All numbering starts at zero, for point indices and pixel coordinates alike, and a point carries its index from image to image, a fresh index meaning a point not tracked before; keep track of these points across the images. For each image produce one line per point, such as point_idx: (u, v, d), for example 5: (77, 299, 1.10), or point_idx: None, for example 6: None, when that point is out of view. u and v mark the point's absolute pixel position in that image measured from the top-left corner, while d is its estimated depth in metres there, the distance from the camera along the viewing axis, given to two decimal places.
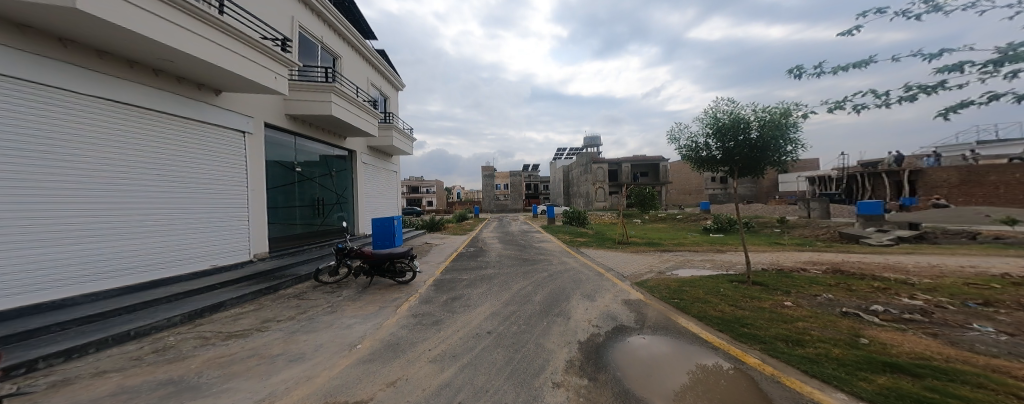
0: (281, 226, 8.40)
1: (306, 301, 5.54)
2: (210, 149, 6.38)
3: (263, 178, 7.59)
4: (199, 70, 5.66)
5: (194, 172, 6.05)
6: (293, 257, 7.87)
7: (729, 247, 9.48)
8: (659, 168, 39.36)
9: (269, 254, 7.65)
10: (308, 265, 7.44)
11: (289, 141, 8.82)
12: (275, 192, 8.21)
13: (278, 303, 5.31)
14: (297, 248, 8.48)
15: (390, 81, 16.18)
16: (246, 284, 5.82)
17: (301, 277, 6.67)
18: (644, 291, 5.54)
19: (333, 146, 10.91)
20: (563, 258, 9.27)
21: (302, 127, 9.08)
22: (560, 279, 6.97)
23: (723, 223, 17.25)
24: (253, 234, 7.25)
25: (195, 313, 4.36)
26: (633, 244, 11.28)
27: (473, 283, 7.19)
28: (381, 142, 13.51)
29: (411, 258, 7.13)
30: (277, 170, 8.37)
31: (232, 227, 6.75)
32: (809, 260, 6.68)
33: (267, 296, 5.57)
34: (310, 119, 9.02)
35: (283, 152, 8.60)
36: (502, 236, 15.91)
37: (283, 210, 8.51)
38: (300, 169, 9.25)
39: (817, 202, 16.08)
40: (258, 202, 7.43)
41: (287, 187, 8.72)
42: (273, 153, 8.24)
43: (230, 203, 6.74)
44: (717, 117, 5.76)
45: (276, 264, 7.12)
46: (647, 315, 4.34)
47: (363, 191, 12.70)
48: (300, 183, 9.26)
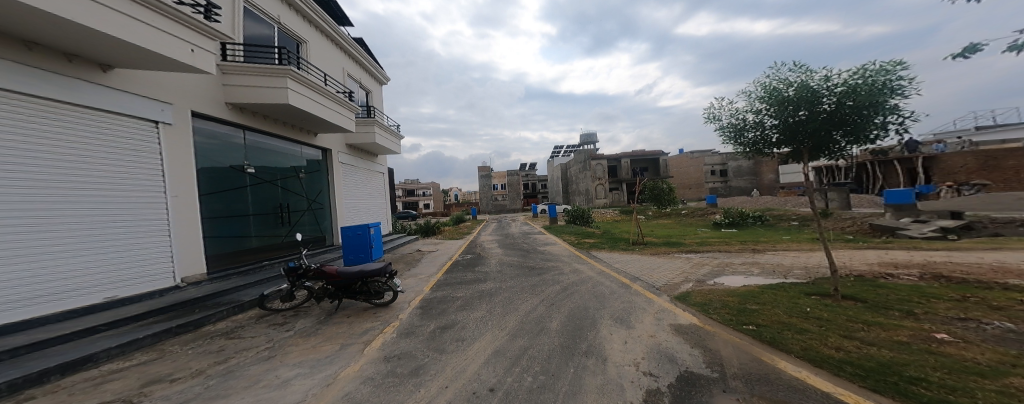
0: (231, 241, 6.89)
1: (234, 342, 4.07)
2: (94, 144, 4.70)
3: (194, 181, 6.01)
4: (67, 34, 4.00)
5: (63, 175, 4.33)
6: (242, 278, 6.34)
7: (766, 246, 8.22)
8: (658, 163, 38.61)
9: (209, 277, 6.12)
10: (258, 289, 5.94)
11: (236, 138, 7.31)
12: (219, 199, 6.67)
13: (191, 348, 3.85)
14: (251, 268, 6.96)
15: (372, 74, 14.84)
16: (152, 322, 4.31)
17: (241, 306, 5.17)
18: (693, 310, 4.24)
19: (299, 143, 9.40)
20: (574, 266, 7.90)
21: (251, 119, 7.56)
22: (580, 294, 5.58)
23: (735, 217, 16.18)
24: (182, 251, 5.72)
25: (26, 381, 2.85)
26: (651, 244, 10.02)
27: (469, 303, 5.78)
28: (360, 140, 12.03)
29: (390, 276, 5.66)
30: (222, 172, 6.83)
31: (145, 244, 5.19)
32: (888, 262, 5.42)
33: (172, 340, 4.07)
34: (261, 109, 7.52)
35: (229, 150, 7.05)
36: (501, 239, 14.49)
37: (233, 221, 6.97)
38: (255, 170, 7.71)
39: (835, 192, 15.06)
40: (186, 212, 5.84)
41: (237, 193, 7.18)
42: (216, 149, 6.71)
43: (142, 213, 5.18)
44: (776, 87, 4.47)
45: (212, 289, 5.58)
46: (721, 354, 3.00)
47: (340, 195, 11.17)
48: (255, 188, 7.73)
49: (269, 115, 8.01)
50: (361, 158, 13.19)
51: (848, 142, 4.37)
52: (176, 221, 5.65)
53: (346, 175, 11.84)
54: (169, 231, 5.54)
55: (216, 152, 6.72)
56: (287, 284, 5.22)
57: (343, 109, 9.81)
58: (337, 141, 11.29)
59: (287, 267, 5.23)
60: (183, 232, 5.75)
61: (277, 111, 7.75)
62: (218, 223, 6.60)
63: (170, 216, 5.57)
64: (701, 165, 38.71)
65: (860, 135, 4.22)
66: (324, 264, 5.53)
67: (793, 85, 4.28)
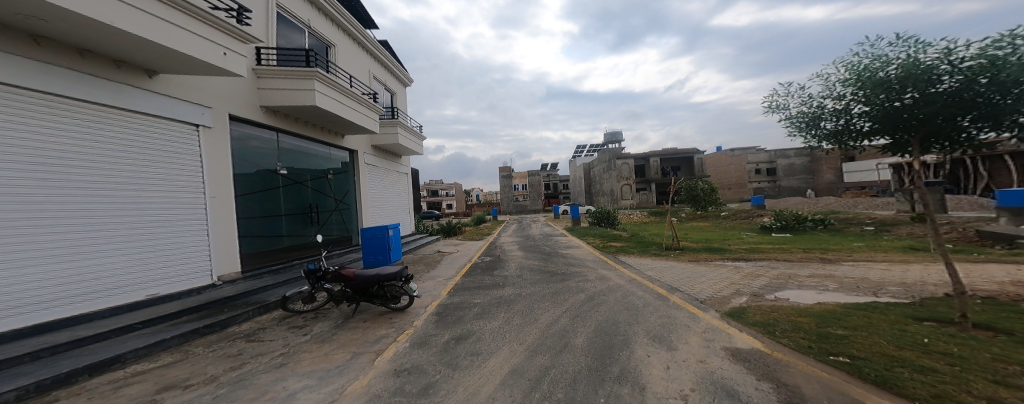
0: (263, 240, 7.09)
1: (253, 345, 3.96)
2: (140, 145, 4.90)
3: (229, 181, 6.22)
4: (116, 42, 4.19)
5: (115, 176, 4.55)
6: (270, 277, 6.47)
7: (834, 255, 6.96)
8: (695, 162, 36.05)
9: (243, 275, 6.30)
10: (283, 289, 5.97)
11: (270, 140, 7.55)
12: (252, 200, 6.88)
13: (212, 350, 3.79)
14: (280, 267, 7.10)
15: (396, 75, 15.13)
16: (183, 321, 4.37)
17: (264, 306, 5.16)
18: (745, 327, 3.50)
19: (328, 144, 9.65)
20: (600, 272, 7.21)
21: (284, 122, 7.80)
22: (607, 305, 4.93)
23: (789, 220, 14.27)
24: (219, 250, 5.92)
25: (54, 382, 2.83)
26: (688, 250, 8.94)
27: (488, 311, 5.36)
28: (386, 140, 12.22)
29: (408, 279, 5.42)
30: (256, 173, 7.07)
31: (185, 244, 5.37)
32: (1021, 281, 4.22)
33: (198, 340, 4.05)
34: (293, 112, 7.75)
35: (263, 152, 7.29)
36: (523, 241, 14.02)
37: (265, 221, 7.18)
38: (285, 171, 7.95)
39: (923, 192, 12.72)
40: (223, 212, 6.06)
41: (270, 194, 7.40)
42: (251, 152, 6.96)
43: (183, 213, 5.37)
44: (870, 67, 3.58)
45: (243, 288, 5.68)
46: (797, 387, 2.29)
47: (366, 195, 11.37)
48: (286, 189, 7.97)
49: (300, 118, 8.24)
50: (385, 159, 13.37)
51: (979, 130, 3.35)
52: (213, 220, 5.85)
53: (370, 176, 11.95)
54: (207, 230, 5.74)
55: (251, 154, 6.95)
56: (307, 286, 5.12)
57: (368, 111, 9.99)
58: (364, 143, 11.54)
59: (307, 270, 5.11)
60: (220, 231, 5.96)
61: (307, 113, 7.97)
62: (252, 224, 6.81)
63: (208, 216, 5.77)
64: (742, 163, 35.03)
65: (998, 122, 3.20)
66: (342, 266, 5.39)
67: (894, 63, 3.42)
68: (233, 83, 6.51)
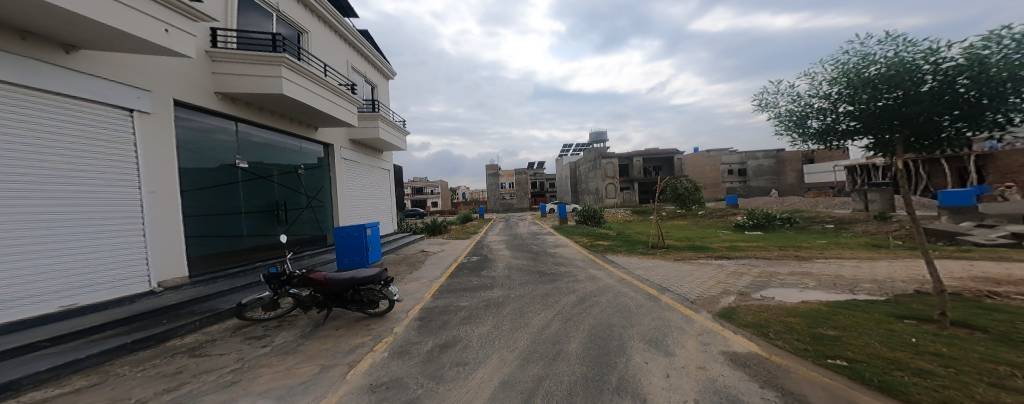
0: (216, 241, 6.37)
1: (197, 361, 3.44)
2: (60, 133, 4.16)
3: (175, 174, 5.48)
4: (27, 11, 3.47)
5: (24, 170, 3.81)
6: (226, 282, 5.79)
7: (809, 252, 7.27)
8: (675, 162, 37.30)
9: (192, 280, 5.57)
10: (240, 296, 5.37)
11: (226, 130, 6.80)
12: (204, 195, 6.14)
13: (147, 369, 3.24)
14: (239, 270, 6.40)
15: (378, 68, 14.38)
16: (111, 334, 3.74)
17: (215, 316, 4.58)
18: (740, 330, 3.48)
19: (298, 137, 8.93)
20: (590, 272, 7.11)
21: (245, 111, 7.08)
22: (602, 309, 4.81)
23: (761, 219, 15.01)
24: (159, 253, 5.18)
25: None
26: (673, 248, 9.14)
27: (475, 316, 5.08)
28: (364, 134, 11.52)
29: (387, 283, 5.01)
30: (207, 166, 6.32)
31: (118, 244, 4.66)
32: (983, 278, 4.50)
33: (122, 359, 3.42)
34: (255, 100, 7.04)
35: (216, 143, 6.54)
36: (510, 240, 13.77)
37: (217, 219, 6.45)
38: (245, 164, 7.21)
39: (877, 193, 13.74)
40: (166, 209, 5.32)
41: (224, 189, 6.65)
42: (202, 142, 6.21)
43: (114, 211, 4.64)
44: (857, 65, 3.73)
45: (190, 294, 5.04)
46: (800, 392, 2.22)
47: (343, 192, 10.67)
48: (246, 184, 7.23)
49: (264, 107, 7.50)
50: (365, 154, 12.66)
51: (962, 132, 3.47)
52: (151, 219, 5.12)
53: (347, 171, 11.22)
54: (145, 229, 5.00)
55: (201, 145, 6.19)
56: (269, 292, 4.59)
57: (346, 102, 9.35)
58: (341, 136, 10.83)
59: (268, 273, 4.57)
60: (162, 231, 5.24)
61: (272, 102, 7.27)
62: (203, 222, 6.08)
63: (146, 213, 5.04)
64: (717, 163, 36.67)
65: (978, 121, 3.32)
66: (311, 269, 4.89)
67: (879, 62, 3.57)
68: (179, 65, 5.73)
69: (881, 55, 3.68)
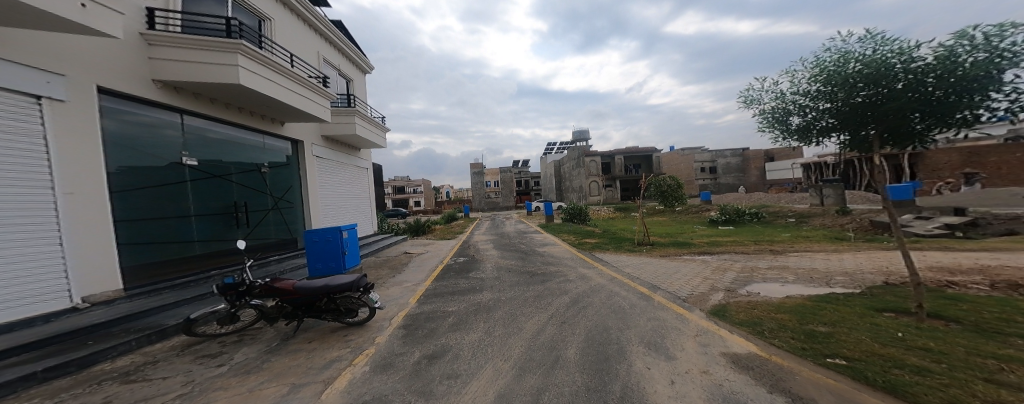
0: (159, 247, 5.64)
1: (131, 388, 2.89)
2: None
3: (99, 174, 4.76)
4: None
5: None
6: (170, 294, 5.13)
7: (784, 246, 7.64)
8: (652, 160, 38.65)
9: (127, 292, 4.91)
10: (187, 310, 4.75)
11: (171, 123, 6.07)
12: (141, 197, 5.42)
13: (66, 399, 2.65)
14: (187, 280, 5.74)
15: (354, 61, 13.63)
16: (20, 360, 3.08)
17: (157, 334, 3.97)
18: (736, 329, 3.53)
19: (259, 132, 8.16)
20: (579, 271, 7.05)
21: (193, 102, 6.33)
22: (597, 313, 4.72)
23: (732, 214, 15.82)
24: (81, 264, 4.47)
25: None
26: (658, 245, 9.38)
27: (464, 323, 4.82)
28: (338, 130, 10.80)
29: (366, 290, 4.63)
30: (146, 164, 5.58)
31: (28, 253, 3.96)
32: (941, 268, 4.86)
33: (30, 391, 2.77)
34: (205, 90, 6.31)
35: (157, 138, 5.79)
36: (495, 239, 13.51)
37: (160, 223, 5.70)
38: (195, 162, 6.44)
39: (831, 189, 14.79)
40: (89, 212, 4.62)
41: (168, 189, 5.90)
42: (137, 136, 5.44)
43: (19, 216, 3.90)
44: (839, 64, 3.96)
45: (122, 311, 4.36)
46: (805, 396, 2.23)
47: (315, 192, 9.96)
48: (197, 184, 6.47)
49: (216, 98, 6.73)
50: (341, 151, 11.92)
51: (931, 129, 3.60)
52: (70, 225, 4.39)
53: (320, 169, 10.49)
54: (62, 238, 4.30)
55: (138, 140, 5.46)
56: (225, 304, 4.05)
57: (315, 95, 8.64)
58: (311, 132, 10.10)
59: (224, 284, 3.99)
60: (83, 240, 4.53)
61: (225, 92, 6.53)
62: (142, 226, 5.35)
63: (62, 220, 4.31)
64: (690, 161, 38.32)
65: (944, 118, 3.43)
66: (275, 277, 4.40)
67: (856, 61, 3.80)
68: (103, 46, 4.92)
69: (859, 53, 3.89)
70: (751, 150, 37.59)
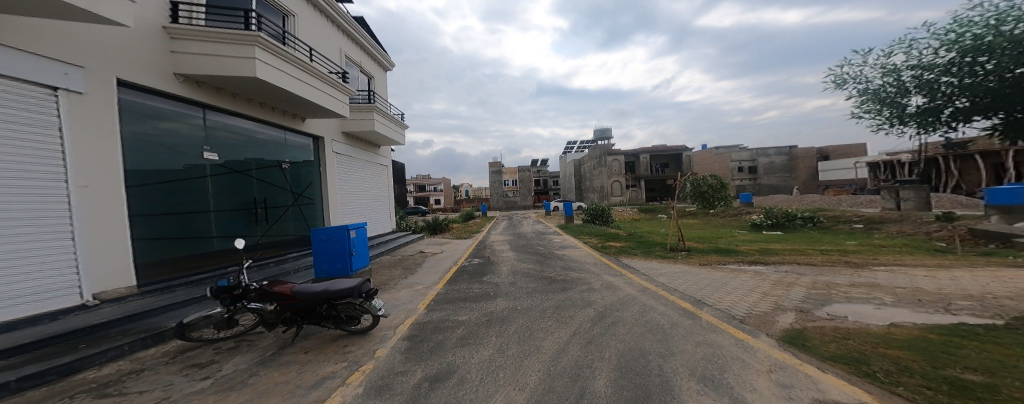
0: (176, 243, 5.51)
1: None
2: None
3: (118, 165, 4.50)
4: None
5: None
6: (180, 292, 4.87)
7: (858, 257, 6.37)
8: (683, 159, 36.36)
9: (141, 290, 4.67)
10: (193, 311, 4.52)
11: (193, 117, 5.90)
12: (158, 191, 5.23)
13: None
14: (201, 277, 5.55)
15: (376, 58, 13.63)
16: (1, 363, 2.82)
17: (153, 336, 3.73)
18: (825, 365, 2.65)
19: (279, 127, 8.06)
20: (605, 279, 6.23)
21: (215, 97, 6.16)
22: (631, 334, 3.92)
23: (780, 218, 14.09)
24: (94, 260, 4.19)
25: None
26: (695, 250, 8.31)
27: (475, 338, 4.23)
28: (358, 126, 10.71)
29: (369, 296, 4.17)
30: (166, 158, 5.41)
31: (38, 247, 3.69)
32: None
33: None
34: (227, 84, 6.10)
35: (176, 131, 5.60)
36: (514, 240, 12.92)
37: (178, 217, 5.59)
38: (213, 156, 6.30)
39: (910, 191, 12.70)
40: (106, 205, 4.36)
41: (186, 184, 5.75)
42: (157, 128, 5.28)
43: (31, 210, 3.63)
44: None
45: (132, 309, 4.13)
46: None
47: (334, 189, 9.87)
48: (216, 179, 6.36)
49: (238, 92, 6.57)
50: (361, 148, 11.85)
51: None
52: (83, 220, 4.10)
53: (339, 166, 10.42)
54: (73, 234, 4.01)
55: (158, 133, 5.27)
56: (221, 308, 3.70)
57: (335, 91, 8.53)
58: (332, 128, 10.07)
59: (217, 287, 3.64)
60: (98, 236, 4.25)
61: (247, 88, 6.37)
62: (160, 221, 5.24)
63: (75, 216, 4.02)
64: (726, 160, 35.46)
65: None
66: (273, 279, 4.02)
67: None
68: (125, 38, 4.67)
69: None
70: (801, 148, 34.10)
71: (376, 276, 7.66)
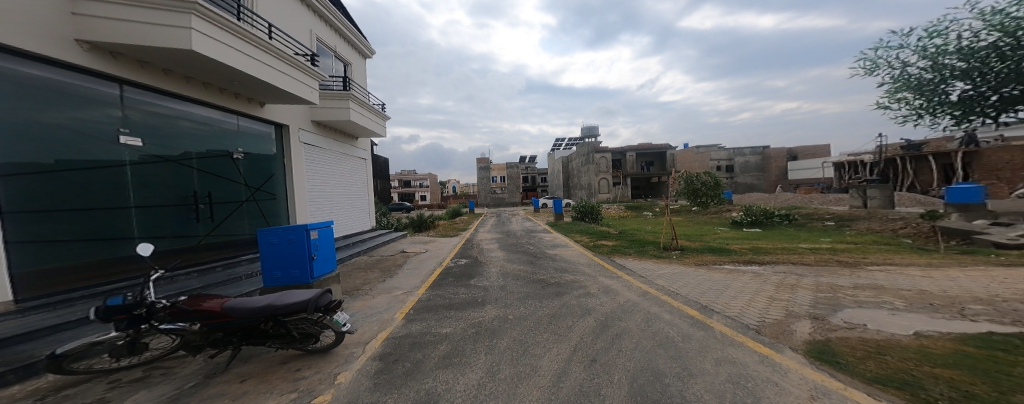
0: (83, 247, 4.46)
1: None
2: None
3: None
4: None
5: None
6: (79, 309, 3.90)
7: (852, 256, 6.35)
8: (665, 157, 37.19)
9: (18, 309, 3.66)
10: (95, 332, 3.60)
11: (107, 95, 4.76)
12: (46, 181, 4.12)
13: None
14: (113, 289, 4.50)
15: (354, 44, 12.50)
16: None
17: (23, 369, 2.84)
18: (867, 387, 2.32)
19: (229, 111, 6.94)
20: (602, 282, 5.83)
21: (139, 72, 5.03)
22: (639, 350, 3.46)
23: (758, 215, 14.46)
24: None
25: None
26: (690, 249, 8.14)
27: (460, 357, 3.63)
28: (330, 115, 9.65)
29: (328, 310, 3.44)
30: (63, 142, 4.29)
31: None
32: None
33: None
34: (154, 58, 4.99)
35: (81, 110, 4.44)
36: (501, 238, 12.34)
37: (85, 215, 4.50)
38: (137, 144, 5.17)
39: (876, 190, 13.38)
40: None
41: (94, 174, 4.62)
42: (52, 109, 4.15)
43: None
44: None
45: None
46: None
47: (300, 183, 8.81)
48: (143, 172, 5.25)
49: (171, 69, 5.44)
50: (335, 140, 10.82)
51: None
52: None
53: (309, 159, 9.36)
54: None
55: (50, 111, 4.13)
56: (117, 333, 2.81)
57: (299, 73, 7.43)
58: (300, 116, 9.02)
59: (106, 307, 2.72)
60: None
61: (183, 64, 5.28)
62: (51, 219, 4.17)
63: None
64: (705, 159, 36.47)
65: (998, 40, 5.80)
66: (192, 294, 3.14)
67: None
68: None
69: None
70: (773, 148, 35.83)
71: (347, 280, 6.86)
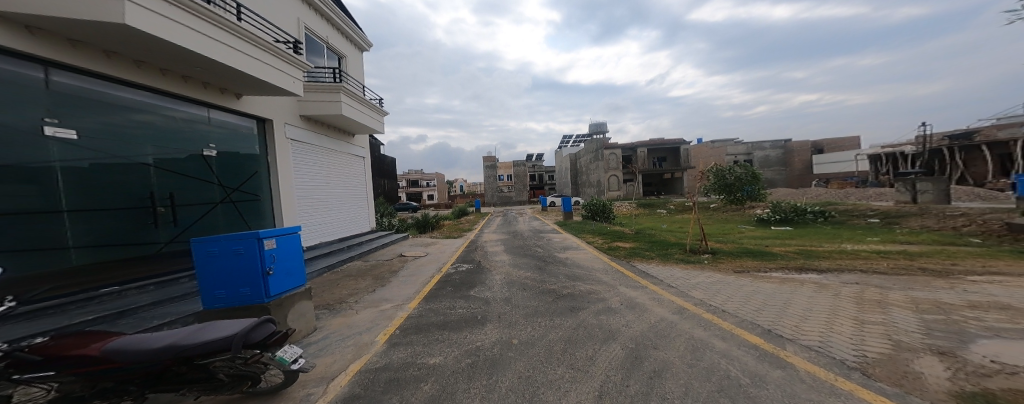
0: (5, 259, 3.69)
1: None
2: None
3: None
4: None
5: None
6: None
7: (936, 262, 5.18)
8: (680, 152, 35.67)
9: None
10: None
11: (29, 79, 3.99)
12: None
13: None
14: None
15: (350, 37, 11.77)
16: None
17: None
18: None
19: (194, 102, 6.15)
20: (624, 294, 4.82)
21: (72, 53, 4.26)
22: (693, 398, 2.43)
23: (789, 212, 13.15)
24: None
25: None
26: (723, 251, 7.04)
27: (449, 402, 2.70)
28: (320, 109, 8.87)
29: (274, 342, 2.49)
30: None
31: None
32: None
33: None
34: (88, 37, 4.20)
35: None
36: (508, 240, 11.42)
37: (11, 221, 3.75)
38: (70, 137, 4.37)
39: (927, 183, 11.95)
40: None
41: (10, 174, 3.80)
42: None
43: None
44: None
45: None
46: None
47: (286, 182, 8.05)
48: (77, 169, 4.45)
49: (114, 50, 4.65)
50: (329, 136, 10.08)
51: None
52: None
53: (297, 156, 8.61)
54: None
55: None
56: None
57: (277, 60, 6.60)
58: (286, 110, 8.28)
59: None
60: None
61: (129, 45, 4.50)
62: None
63: None
64: (722, 154, 34.81)
65: None
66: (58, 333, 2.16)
67: None
68: None
69: None
70: (796, 141, 33.98)
71: (332, 290, 6.02)
